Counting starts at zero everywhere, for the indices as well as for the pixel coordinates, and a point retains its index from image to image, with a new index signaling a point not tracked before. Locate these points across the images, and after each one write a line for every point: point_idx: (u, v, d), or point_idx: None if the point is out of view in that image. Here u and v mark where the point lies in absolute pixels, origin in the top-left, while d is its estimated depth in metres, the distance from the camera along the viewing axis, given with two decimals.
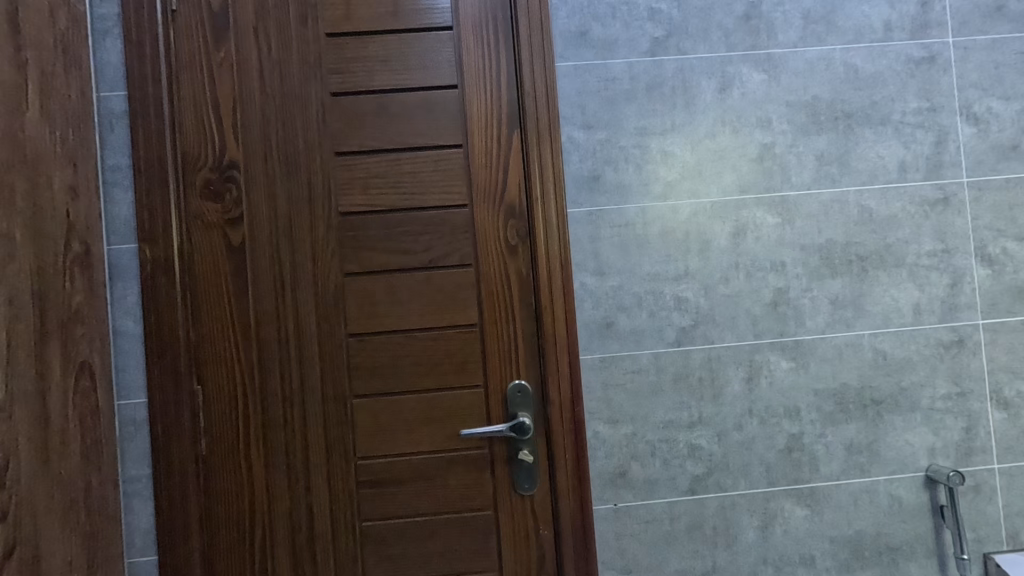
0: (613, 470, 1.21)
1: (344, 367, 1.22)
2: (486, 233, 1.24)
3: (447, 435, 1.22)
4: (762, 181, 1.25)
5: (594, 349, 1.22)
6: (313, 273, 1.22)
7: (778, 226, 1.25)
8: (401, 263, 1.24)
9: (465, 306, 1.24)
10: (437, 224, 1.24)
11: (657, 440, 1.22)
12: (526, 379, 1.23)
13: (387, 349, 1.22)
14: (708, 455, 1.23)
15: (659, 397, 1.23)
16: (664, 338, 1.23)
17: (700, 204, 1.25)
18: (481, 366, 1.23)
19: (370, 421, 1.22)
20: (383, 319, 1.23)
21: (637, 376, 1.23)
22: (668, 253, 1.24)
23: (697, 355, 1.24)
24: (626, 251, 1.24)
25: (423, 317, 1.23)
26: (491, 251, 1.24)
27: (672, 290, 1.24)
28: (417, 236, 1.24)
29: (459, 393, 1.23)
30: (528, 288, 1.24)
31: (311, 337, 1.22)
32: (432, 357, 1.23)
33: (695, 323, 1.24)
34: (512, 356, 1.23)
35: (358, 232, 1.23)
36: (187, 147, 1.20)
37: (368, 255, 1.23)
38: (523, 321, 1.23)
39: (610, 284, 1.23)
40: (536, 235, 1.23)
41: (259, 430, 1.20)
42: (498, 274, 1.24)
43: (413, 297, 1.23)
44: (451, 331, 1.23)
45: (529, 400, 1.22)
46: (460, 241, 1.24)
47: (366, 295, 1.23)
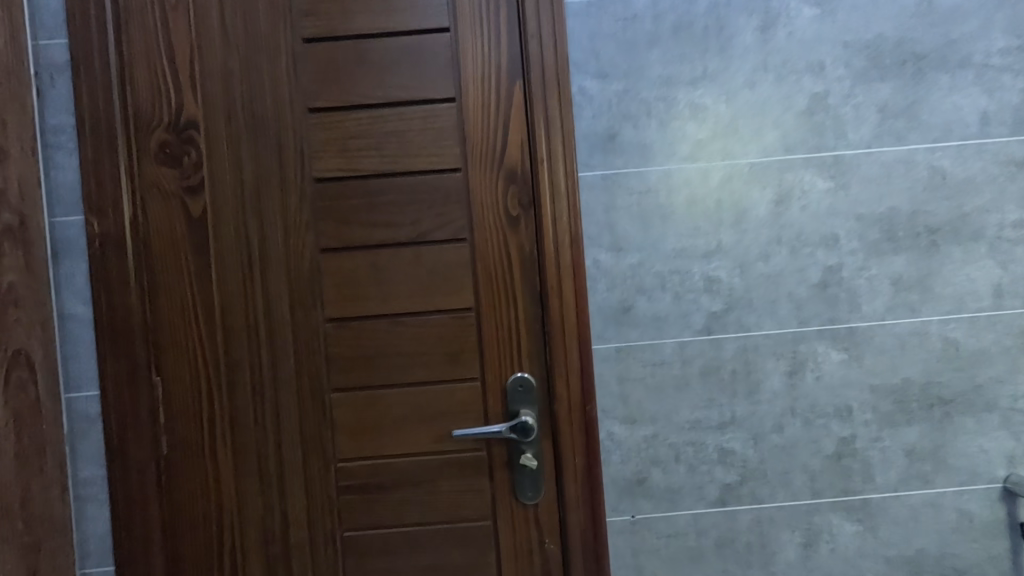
0: (629, 477, 1.05)
1: (322, 357, 1.07)
2: (483, 202, 1.07)
3: (439, 435, 1.07)
4: (811, 138, 1.05)
5: (609, 337, 1.05)
6: (285, 251, 1.07)
7: (830, 192, 1.05)
8: (386, 238, 1.07)
9: (459, 287, 1.07)
10: (427, 192, 1.07)
11: (681, 444, 1.05)
12: (530, 372, 1.06)
13: (370, 337, 1.07)
14: (742, 461, 1.05)
15: (685, 394, 1.05)
16: (691, 325, 1.05)
17: (736, 167, 1.05)
18: (477, 357, 1.07)
19: (353, 418, 1.07)
20: (366, 302, 1.07)
21: (659, 369, 1.05)
22: (696, 224, 1.05)
23: (730, 346, 1.05)
24: (647, 223, 1.05)
25: (411, 299, 1.07)
26: (489, 223, 1.07)
27: (701, 269, 1.05)
28: (403, 207, 1.07)
29: (452, 387, 1.07)
30: (532, 267, 1.07)
31: (284, 323, 1.07)
32: (421, 346, 1.07)
33: (728, 307, 1.05)
34: (512, 345, 1.07)
35: (336, 203, 1.07)
36: (139, 105, 1.05)
37: (348, 228, 1.07)
38: (526, 305, 1.06)
39: (628, 261, 1.05)
40: (541, 205, 1.05)
41: (225, 428, 1.06)
42: (497, 250, 1.07)
43: (399, 277, 1.07)
44: (443, 317, 1.07)
45: (533, 396, 1.06)
46: (453, 211, 1.07)
47: (347, 275, 1.07)
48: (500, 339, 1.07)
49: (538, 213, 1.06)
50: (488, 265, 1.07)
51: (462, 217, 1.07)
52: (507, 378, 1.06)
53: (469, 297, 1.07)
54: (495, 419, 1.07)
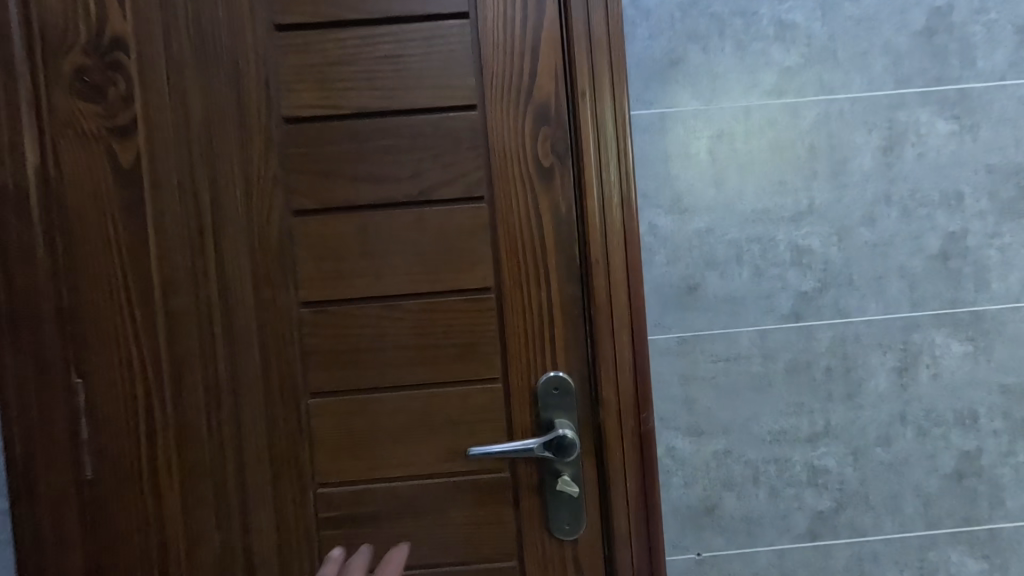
0: (694, 504, 0.82)
1: (296, 352, 0.82)
2: (506, 150, 0.82)
3: (449, 452, 0.82)
4: (931, 67, 0.81)
5: (670, 324, 0.81)
6: (244, 212, 0.81)
7: (954, 137, 0.82)
8: (379, 196, 0.82)
9: (475, 260, 0.82)
10: (433, 136, 0.82)
11: (761, 461, 0.82)
12: (567, 370, 0.82)
13: (360, 326, 0.82)
14: (838, 482, 0.82)
15: (766, 397, 0.82)
16: (774, 309, 0.82)
17: (834, 104, 0.81)
18: (498, 351, 0.82)
19: (337, 431, 0.82)
20: (353, 280, 0.82)
21: (732, 366, 0.82)
22: (782, 178, 0.81)
23: (824, 336, 0.82)
24: (719, 177, 0.81)
25: (413, 277, 0.82)
26: (513, 177, 0.82)
27: (787, 237, 0.82)
28: (401, 156, 0.82)
29: (466, 389, 0.82)
30: (568, 234, 0.82)
31: (244, 307, 0.82)
32: (425, 337, 0.82)
33: (822, 286, 0.82)
34: (544, 335, 0.82)
35: (313, 150, 0.82)
36: (48, 19, 0.79)
37: (329, 184, 0.82)
38: (561, 283, 0.82)
39: (694, 226, 0.81)
40: (581, 152, 0.81)
41: (168, 445, 0.81)
42: (524, 212, 0.82)
43: (396, 247, 0.82)
44: (454, 299, 0.82)
45: (571, 401, 0.82)
46: (466, 162, 0.82)
47: (327, 245, 0.82)
48: (528, 328, 0.82)
49: (578, 163, 0.81)
50: (513, 232, 0.82)
51: (479, 169, 0.82)
52: (538, 378, 0.82)
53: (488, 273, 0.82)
54: (523, 431, 0.83)
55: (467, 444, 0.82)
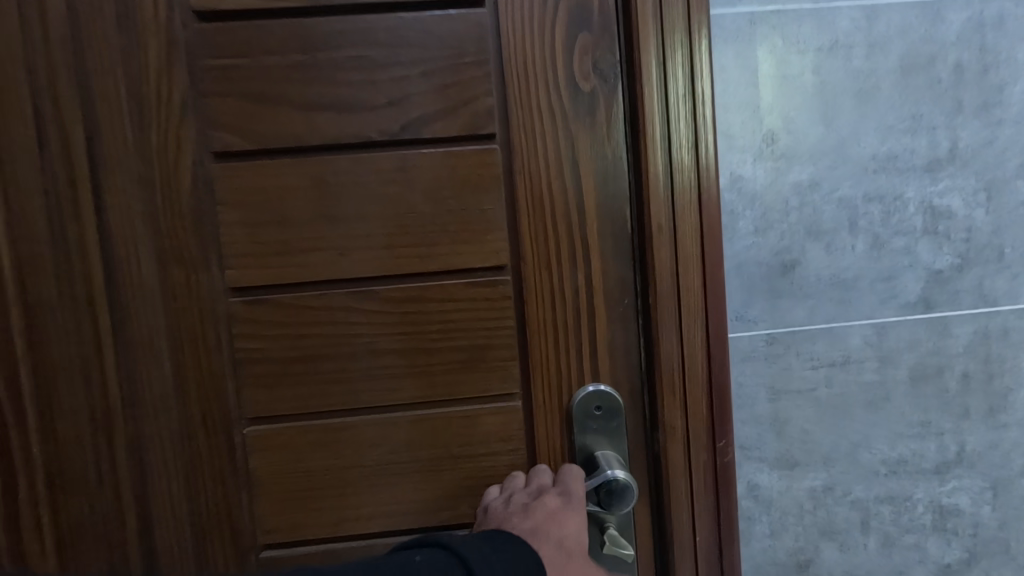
0: (783, 561, 0.60)
1: (225, 360, 0.57)
2: (529, 67, 0.56)
3: (448, 500, 0.59)
4: None
5: (757, 319, 0.58)
6: (137, 155, 0.54)
7: None
8: (342, 134, 0.55)
9: (483, 228, 0.57)
10: (421, 44, 0.55)
11: (872, 501, 0.61)
12: (612, 380, 0.59)
13: (316, 323, 0.57)
14: (971, 527, 0.61)
15: (881, 416, 0.60)
16: (898, 297, 0.59)
17: (991, 4, 0.57)
18: (517, 357, 0.58)
19: (287, 471, 0.58)
20: (304, 259, 0.56)
21: (838, 374, 0.59)
22: (914, 111, 0.58)
23: (962, 331, 0.60)
24: (827, 110, 0.57)
25: (392, 251, 0.56)
26: (539, 107, 0.57)
27: (919, 196, 0.59)
28: (374, 73, 0.55)
29: (471, 410, 0.58)
30: (617, 189, 0.58)
31: (144, 296, 0.55)
32: (413, 338, 0.57)
33: (962, 264, 0.59)
34: (580, 334, 0.58)
35: (240, 62, 0.54)
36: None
37: (265, 114, 0.55)
38: (606, 260, 0.58)
39: (793, 179, 0.57)
40: (637, 70, 0.56)
41: (40, 495, 0.56)
42: (553, 158, 0.57)
43: (367, 208, 0.56)
44: (453, 284, 0.57)
45: (618, 423, 0.59)
46: (471, 84, 0.56)
47: (266, 205, 0.55)
48: (558, 324, 0.58)
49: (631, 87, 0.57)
50: (538, 187, 0.57)
51: (489, 93, 0.56)
52: (571, 393, 0.59)
53: (503, 247, 0.57)
54: (552, 466, 0.59)
55: (472, 488, 0.59)
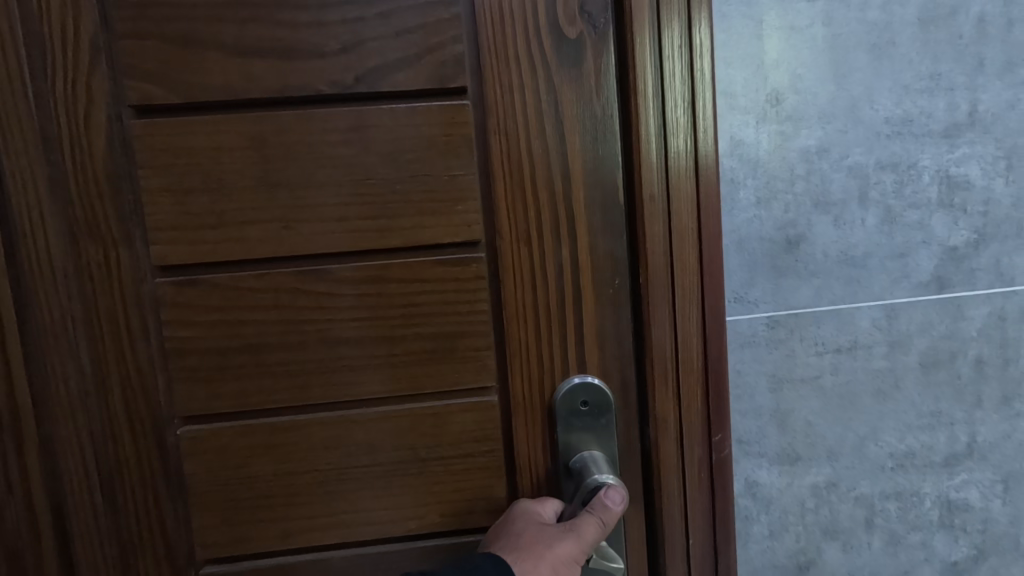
0: (783, 563, 0.55)
1: (151, 350, 0.51)
2: (504, 12, 0.49)
3: (414, 505, 0.53)
4: None
5: (758, 300, 0.52)
6: (39, 118, 0.48)
7: None
8: (286, 86, 0.48)
9: (452, 199, 0.50)
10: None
11: (877, 497, 0.56)
12: (599, 371, 0.53)
13: (260, 307, 0.50)
14: (982, 523, 0.57)
15: (889, 405, 0.55)
16: (911, 276, 0.54)
17: None
18: (492, 345, 0.52)
19: (232, 475, 0.52)
20: (246, 234, 0.49)
21: (845, 360, 0.54)
22: (934, 69, 0.52)
23: (977, 313, 0.55)
24: (839, 66, 0.51)
25: (346, 224, 0.50)
26: (515, 59, 0.49)
27: (936, 163, 0.53)
28: (323, 20, 0.48)
29: (440, 406, 0.52)
30: (606, 155, 0.51)
31: (54, 279, 0.49)
32: (373, 324, 0.51)
33: (980, 240, 0.54)
34: (564, 319, 0.52)
35: (164, 3, 0.47)
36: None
37: (197, 66, 0.48)
38: (594, 235, 0.51)
39: (800, 144, 0.51)
40: (623, 18, 0.49)
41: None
42: (533, 118, 0.50)
43: (317, 175, 0.49)
44: (418, 262, 0.50)
45: (607, 420, 0.53)
46: (434, 30, 0.48)
47: (196, 172, 0.49)
48: (540, 308, 0.52)
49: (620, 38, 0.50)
50: (516, 152, 0.50)
51: (457, 43, 0.49)
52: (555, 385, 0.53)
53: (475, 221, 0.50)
54: (531, 466, 0.53)
55: (441, 491, 0.53)
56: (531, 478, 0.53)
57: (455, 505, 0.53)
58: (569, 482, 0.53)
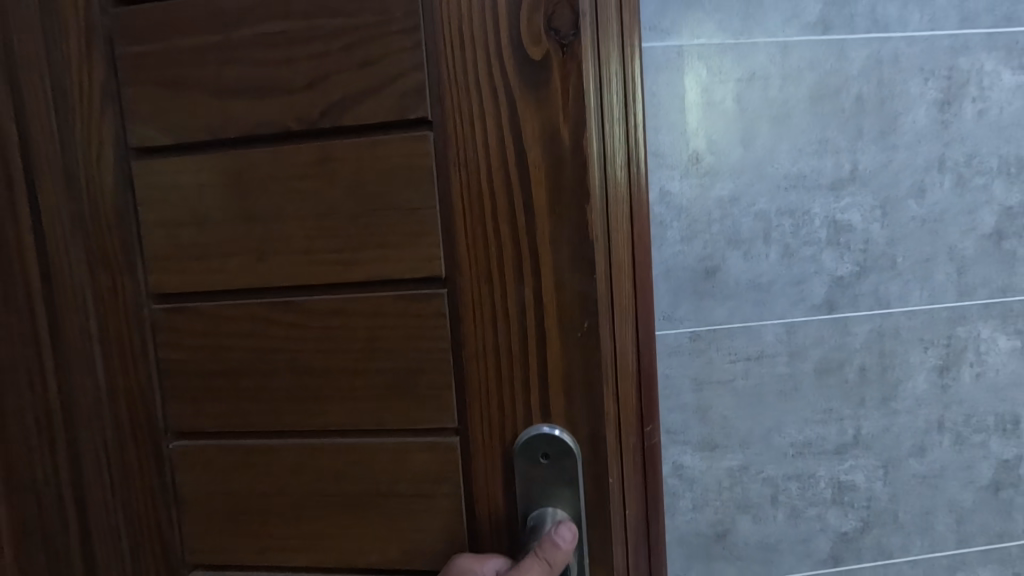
0: (704, 532, 0.68)
1: (152, 375, 0.60)
2: (472, 66, 0.51)
3: (386, 515, 0.57)
4: (1001, 2, 0.66)
5: (683, 317, 0.66)
6: (65, 160, 0.58)
7: (1019, 91, 0.67)
8: (270, 133, 0.54)
9: (412, 233, 0.53)
10: (343, 33, 0.52)
11: (782, 478, 0.69)
12: (567, 425, 0.54)
13: (237, 331, 0.57)
14: (866, 500, 0.70)
15: (790, 404, 0.68)
16: (806, 299, 0.67)
17: (887, 44, 0.65)
18: (452, 381, 0.54)
19: (229, 483, 0.59)
20: (245, 269, 0.56)
21: (754, 367, 0.67)
22: (822, 135, 0.66)
23: (860, 329, 0.68)
24: (745, 133, 0.65)
25: (308, 256, 0.55)
26: (474, 111, 0.51)
27: (825, 209, 0.67)
28: (307, 80, 0.53)
29: (403, 443, 0.56)
30: (568, 211, 0.52)
31: (80, 305, 0.60)
32: (346, 352, 0.55)
33: (860, 271, 0.68)
34: (523, 360, 0.53)
35: (168, 61, 0.55)
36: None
37: (210, 124, 0.55)
38: (563, 289, 0.52)
39: (715, 194, 0.65)
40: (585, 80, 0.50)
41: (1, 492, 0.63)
42: (499, 169, 0.51)
43: (280, 213, 0.55)
44: (385, 296, 0.54)
45: (567, 473, 0.54)
46: (401, 85, 0.51)
47: (188, 213, 0.57)
48: (503, 354, 0.53)
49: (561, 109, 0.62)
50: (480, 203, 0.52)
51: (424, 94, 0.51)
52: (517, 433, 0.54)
53: (438, 264, 0.53)
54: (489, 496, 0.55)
55: (399, 527, 0.57)
56: (490, 516, 0.56)
57: (421, 521, 0.56)
58: (524, 531, 0.55)
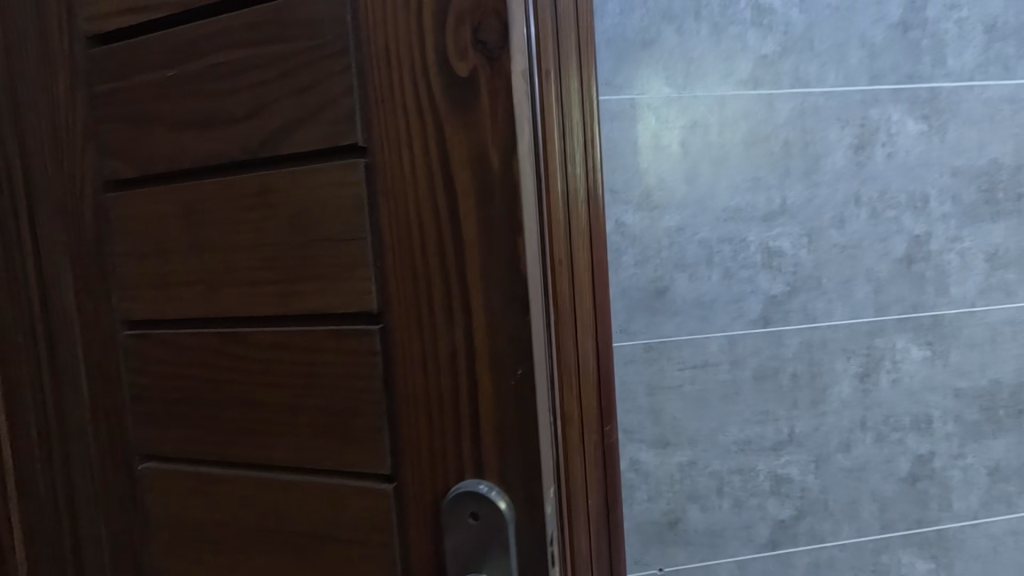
0: (659, 519, 0.78)
1: (126, 402, 0.50)
2: (364, 10, 0.37)
3: None
4: (904, 63, 0.78)
5: (637, 331, 0.76)
6: (59, 197, 0.50)
7: (922, 137, 0.79)
8: (196, 136, 0.43)
9: (347, 268, 0.39)
10: (293, 20, 0.39)
11: (726, 471, 0.78)
12: (504, 502, 0.37)
13: (191, 364, 0.46)
14: (801, 491, 0.80)
15: (733, 407, 0.78)
16: (744, 315, 0.78)
17: (809, 97, 0.77)
18: (386, 450, 0.40)
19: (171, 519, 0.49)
20: (176, 304, 0.46)
21: (700, 374, 0.77)
22: (755, 174, 0.76)
23: (792, 340, 0.79)
24: (690, 172, 0.75)
25: (252, 293, 0.42)
26: (403, 99, 0.37)
27: (759, 237, 0.77)
28: (230, 75, 0.41)
29: (340, 504, 0.42)
30: (497, 189, 0.36)
31: (69, 335, 0.52)
32: (273, 404, 0.43)
33: (792, 290, 0.78)
34: (460, 435, 0.38)
35: (111, 56, 0.45)
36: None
37: (144, 132, 0.45)
38: (488, 299, 0.36)
39: (665, 225, 0.75)
40: (514, 24, 0.34)
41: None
42: (408, 148, 0.37)
43: (228, 224, 0.43)
44: (321, 342, 0.41)
45: (501, 540, 0.37)
46: (289, 61, 0.39)
47: (143, 234, 0.46)
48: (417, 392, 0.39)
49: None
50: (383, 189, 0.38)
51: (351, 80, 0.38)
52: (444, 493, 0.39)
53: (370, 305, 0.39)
54: None
55: None
56: None
57: None
58: None
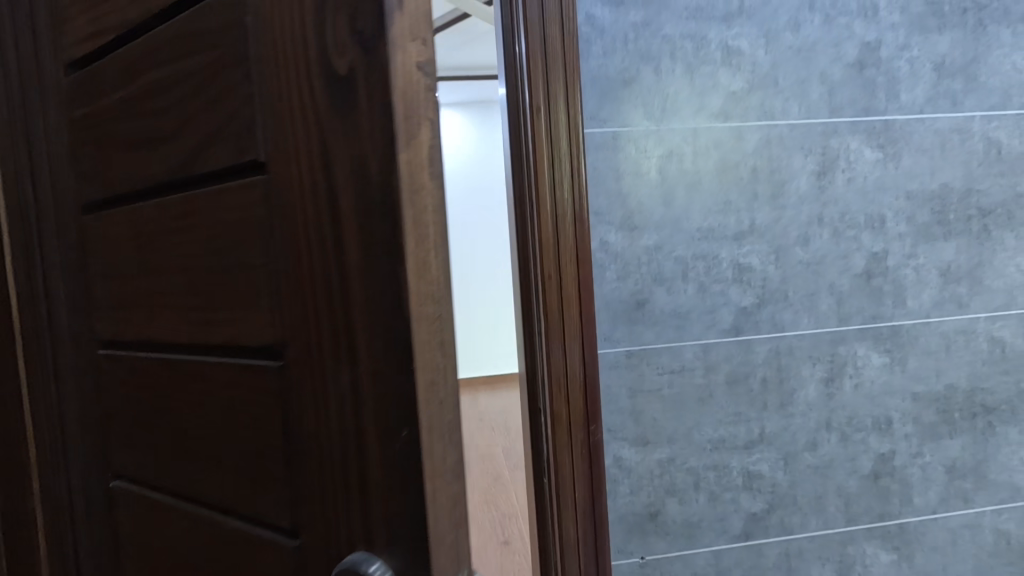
0: (640, 510, 0.85)
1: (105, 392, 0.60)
2: (265, 49, 0.42)
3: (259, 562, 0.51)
4: (861, 98, 0.87)
5: (619, 339, 0.84)
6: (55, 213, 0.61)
7: (878, 164, 0.88)
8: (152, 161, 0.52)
9: (258, 273, 0.46)
10: (213, 58, 0.46)
11: (702, 467, 0.86)
12: (377, 490, 0.41)
13: (155, 355, 0.55)
14: (771, 486, 0.88)
15: (708, 408, 0.86)
16: (717, 324, 0.86)
17: (774, 129, 0.85)
18: (290, 436, 0.46)
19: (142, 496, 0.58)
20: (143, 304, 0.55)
21: (678, 378, 0.85)
22: (726, 198, 0.85)
23: (762, 348, 0.87)
24: (666, 197, 0.84)
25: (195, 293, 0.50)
26: (296, 128, 0.42)
27: (731, 254, 0.85)
28: (174, 108, 0.49)
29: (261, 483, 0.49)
30: (373, 191, 0.39)
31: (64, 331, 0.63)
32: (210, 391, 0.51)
33: (760, 302, 0.86)
34: (346, 428, 0.42)
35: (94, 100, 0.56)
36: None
37: (117, 160, 0.55)
38: (363, 305, 0.40)
39: (645, 243, 0.83)
40: (384, 33, 0.37)
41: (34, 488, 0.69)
42: (312, 141, 0.41)
43: (183, 240, 0.50)
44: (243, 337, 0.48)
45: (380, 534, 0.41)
46: (221, 84, 0.46)
47: (119, 245, 0.56)
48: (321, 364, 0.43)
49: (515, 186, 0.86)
50: (294, 179, 0.42)
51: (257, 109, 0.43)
52: (347, 461, 0.42)
53: (273, 305, 0.45)
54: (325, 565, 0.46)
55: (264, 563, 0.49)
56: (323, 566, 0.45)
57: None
58: None
